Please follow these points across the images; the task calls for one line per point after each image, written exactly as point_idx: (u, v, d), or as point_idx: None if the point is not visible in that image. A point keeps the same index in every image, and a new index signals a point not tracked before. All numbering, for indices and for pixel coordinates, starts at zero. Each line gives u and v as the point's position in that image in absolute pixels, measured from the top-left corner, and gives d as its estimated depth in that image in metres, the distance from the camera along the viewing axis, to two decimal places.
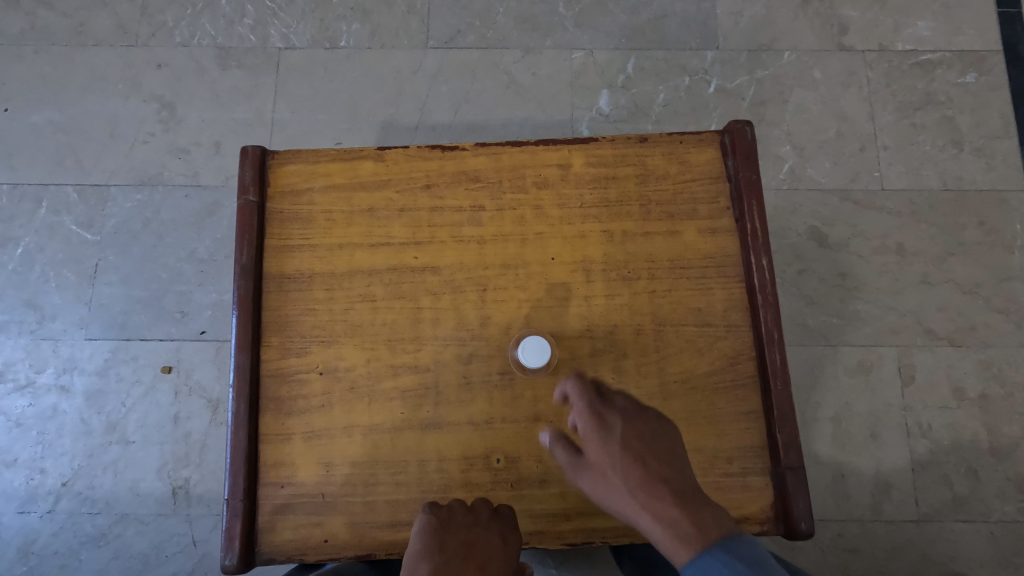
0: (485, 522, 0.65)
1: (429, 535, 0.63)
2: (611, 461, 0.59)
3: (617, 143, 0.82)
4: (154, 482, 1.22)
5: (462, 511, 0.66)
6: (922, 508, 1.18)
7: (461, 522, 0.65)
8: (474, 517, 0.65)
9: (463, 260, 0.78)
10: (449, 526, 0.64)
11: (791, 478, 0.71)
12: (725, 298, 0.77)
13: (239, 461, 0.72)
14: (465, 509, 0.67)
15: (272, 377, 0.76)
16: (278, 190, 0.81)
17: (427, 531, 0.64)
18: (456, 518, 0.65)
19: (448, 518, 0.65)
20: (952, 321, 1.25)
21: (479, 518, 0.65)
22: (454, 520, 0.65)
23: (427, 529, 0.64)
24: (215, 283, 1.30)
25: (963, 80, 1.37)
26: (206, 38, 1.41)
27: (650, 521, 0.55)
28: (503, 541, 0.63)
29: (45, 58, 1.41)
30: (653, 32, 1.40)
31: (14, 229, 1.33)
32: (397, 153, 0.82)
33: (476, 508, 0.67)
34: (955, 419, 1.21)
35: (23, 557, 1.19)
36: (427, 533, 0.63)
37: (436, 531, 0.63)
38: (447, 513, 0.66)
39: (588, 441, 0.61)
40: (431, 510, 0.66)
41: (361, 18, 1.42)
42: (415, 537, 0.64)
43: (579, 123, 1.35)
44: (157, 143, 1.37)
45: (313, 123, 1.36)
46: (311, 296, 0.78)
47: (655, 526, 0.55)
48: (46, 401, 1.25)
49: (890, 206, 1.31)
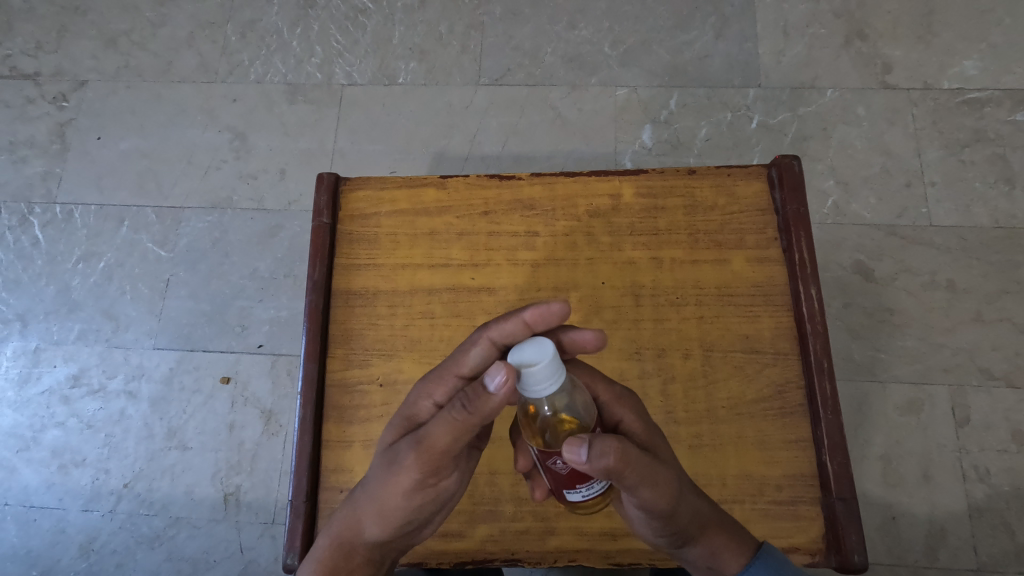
0: (504, 373, 0.50)
1: (414, 419, 0.63)
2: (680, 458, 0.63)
3: (667, 175, 0.86)
4: (208, 488, 1.27)
5: (475, 357, 0.61)
6: (980, 557, 1.12)
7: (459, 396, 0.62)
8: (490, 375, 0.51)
9: (517, 282, 0.83)
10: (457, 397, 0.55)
11: (842, 508, 0.71)
12: (773, 326, 0.79)
13: (303, 466, 0.76)
14: (483, 358, 0.61)
15: (336, 386, 0.81)
16: (348, 214, 0.88)
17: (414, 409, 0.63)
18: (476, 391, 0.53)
19: (440, 375, 0.62)
20: (1009, 360, 1.21)
21: (503, 378, 0.51)
22: (472, 406, 0.53)
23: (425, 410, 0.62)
24: (273, 299, 1.38)
25: (1013, 118, 1.36)
26: (278, 75, 1.54)
27: (713, 533, 0.61)
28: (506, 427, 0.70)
29: (135, 93, 1.56)
30: (696, 70, 1.45)
31: (98, 245, 1.45)
32: (458, 181, 0.88)
33: (496, 352, 0.61)
34: (1015, 464, 1.16)
35: (84, 554, 1.26)
36: (447, 434, 0.56)
37: (449, 434, 0.55)
38: (447, 363, 0.63)
39: (654, 433, 0.63)
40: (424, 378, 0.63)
41: (418, 58, 1.52)
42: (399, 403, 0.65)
43: (623, 156, 1.40)
44: (229, 170, 1.48)
45: (371, 153, 1.45)
46: (375, 311, 0.83)
47: (718, 535, 0.61)
48: (115, 405, 1.34)
49: (939, 242, 1.30)
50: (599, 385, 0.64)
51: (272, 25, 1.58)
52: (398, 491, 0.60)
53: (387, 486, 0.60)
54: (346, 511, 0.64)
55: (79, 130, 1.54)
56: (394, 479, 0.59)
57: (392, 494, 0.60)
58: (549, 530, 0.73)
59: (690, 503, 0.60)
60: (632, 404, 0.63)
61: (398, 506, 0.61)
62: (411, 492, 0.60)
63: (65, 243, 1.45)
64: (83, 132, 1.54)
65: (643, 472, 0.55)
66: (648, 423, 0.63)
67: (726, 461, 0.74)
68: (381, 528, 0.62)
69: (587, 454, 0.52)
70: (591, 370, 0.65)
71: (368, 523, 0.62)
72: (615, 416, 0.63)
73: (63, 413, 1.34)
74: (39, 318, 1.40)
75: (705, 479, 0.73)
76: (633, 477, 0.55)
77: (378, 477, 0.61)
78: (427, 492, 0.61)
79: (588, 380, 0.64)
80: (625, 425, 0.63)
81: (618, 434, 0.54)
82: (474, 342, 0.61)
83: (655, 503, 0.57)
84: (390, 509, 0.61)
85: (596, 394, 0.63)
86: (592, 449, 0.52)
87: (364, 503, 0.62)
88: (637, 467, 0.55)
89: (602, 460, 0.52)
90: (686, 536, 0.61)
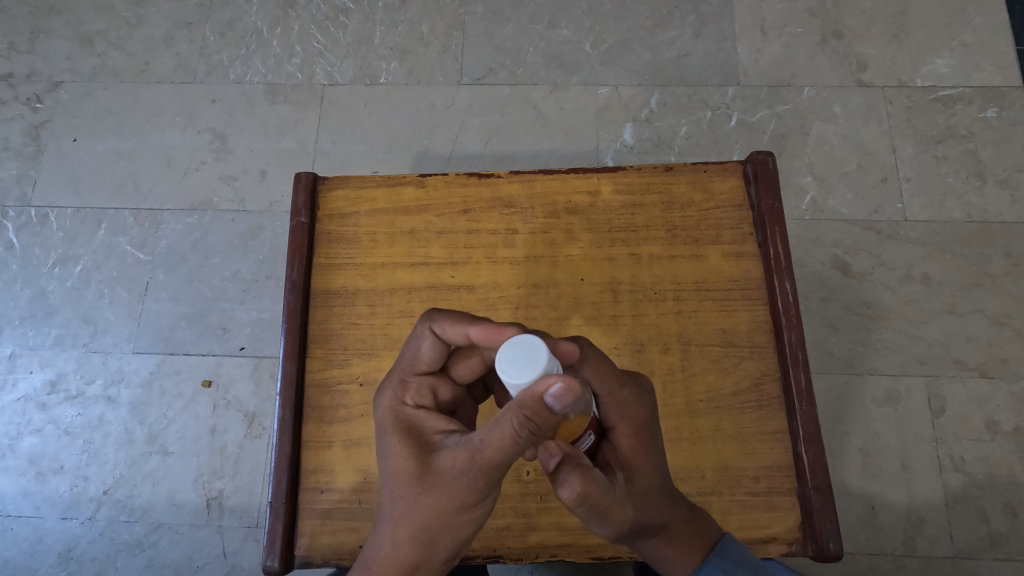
0: (571, 386, 0.50)
1: (420, 432, 0.60)
2: (661, 475, 0.63)
3: (644, 172, 0.87)
4: (190, 493, 1.26)
5: (429, 352, 0.65)
6: (957, 544, 1.15)
7: (430, 390, 0.64)
8: (561, 395, 0.50)
9: (497, 279, 0.83)
10: (505, 411, 0.51)
11: (817, 499, 0.72)
12: (750, 320, 0.80)
13: (283, 467, 0.76)
14: (436, 348, 0.65)
15: (315, 387, 0.80)
16: (326, 213, 0.88)
17: (401, 420, 0.61)
18: (539, 411, 0.50)
19: (401, 379, 0.64)
20: (982, 351, 1.24)
21: (572, 396, 0.50)
22: (538, 429, 0.51)
23: (414, 418, 0.62)
24: (256, 302, 1.37)
25: (984, 115, 1.39)
26: (258, 75, 1.52)
27: (660, 544, 0.65)
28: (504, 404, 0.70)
29: (112, 93, 1.54)
30: (676, 69, 1.46)
31: (75, 249, 1.42)
32: (437, 180, 0.88)
33: (444, 341, 0.65)
34: (989, 453, 1.19)
35: (63, 563, 1.24)
36: (503, 449, 0.53)
37: (506, 447, 0.52)
38: (398, 367, 0.65)
39: (644, 447, 0.63)
40: (382, 387, 0.64)
41: (400, 57, 1.52)
42: (379, 423, 0.62)
43: (605, 154, 1.41)
44: (208, 171, 1.47)
45: (352, 153, 1.45)
46: (354, 310, 0.83)
47: (664, 548, 0.65)
48: (94, 411, 1.31)
49: (914, 236, 1.32)
50: (604, 385, 0.63)
51: (251, 25, 1.56)
52: (455, 508, 0.57)
53: (442, 508, 0.57)
54: (393, 554, 0.58)
55: (55, 131, 1.52)
56: (446, 498, 0.56)
57: (450, 513, 0.57)
58: (531, 526, 0.74)
59: (646, 519, 0.62)
60: (630, 413, 0.63)
61: (456, 526, 0.58)
62: (467, 508, 0.57)
63: (41, 247, 1.43)
64: (59, 133, 1.51)
65: (595, 511, 0.58)
66: (638, 442, 0.63)
67: (705, 453, 0.75)
68: (442, 550, 0.58)
69: (554, 470, 0.56)
70: (605, 365, 0.64)
71: (433, 552, 0.58)
72: (608, 422, 0.63)
73: (40, 420, 1.32)
74: (14, 324, 1.38)
75: (684, 471, 0.75)
76: (584, 512, 0.58)
77: (425, 505, 0.57)
78: (484, 505, 0.58)
79: (597, 378, 0.63)
80: (616, 432, 0.63)
81: (586, 468, 0.57)
82: (421, 337, 0.65)
83: (603, 530, 0.61)
84: (452, 531, 0.57)
85: (599, 392, 0.64)
86: (558, 470, 0.56)
87: (420, 536, 0.57)
88: (592, 504, 0.58)
89: (560, 489, 0.56)
90: (640, 541, 0.64)
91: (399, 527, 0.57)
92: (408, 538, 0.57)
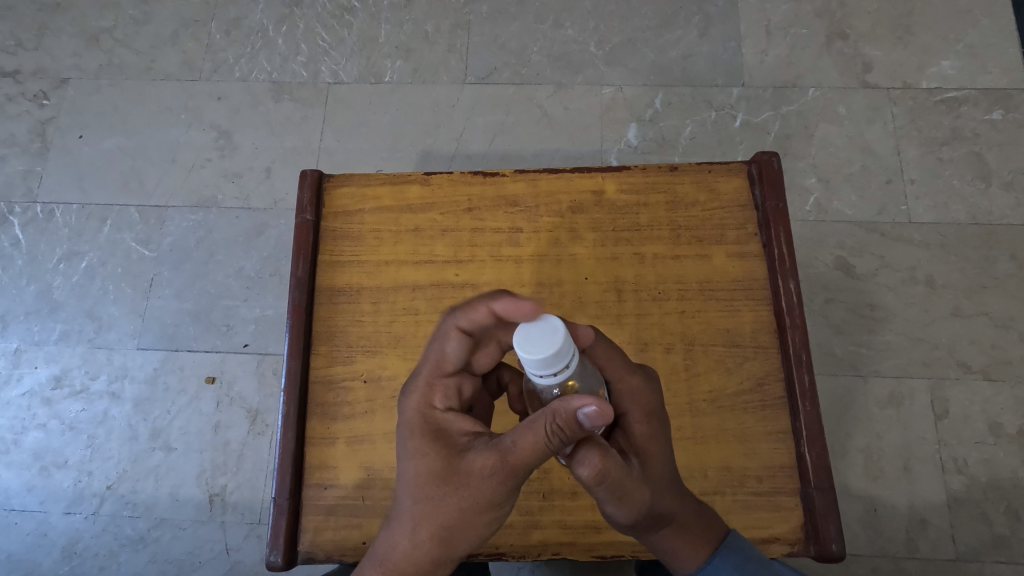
0: (605, 411, 0.51)
1: (446, 434, 0.60)
2: (670, 463, 0.64)
3: (648, 171, 0.87)
4: (193, 488, 1.26)
5: (454, 352, 0.63)
6: (959, 546, 1.15)
7: (455, 391, 0.63)
8: (593, 416, 0.51)
9: (500, 278, 0.83)
10: (539, 416, 0.52)
11: (819, 499, 0.72)
12: (753, 320, 0.80)
13: (286, 463, 0.77)
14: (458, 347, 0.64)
15: (321, 383, 0.81)
16: (332, 211, 0.88)
17: (428, 422, 0.60)
18: (570, 424, 0.51)
19: (426, 381, 0.62)
20: (986, 354, 1.24)
21: (602, 418, 0.51)
22: (569, 438, 0.52)
23: (441, 420, 0.61)
24: (260, 299, 1.37)
25: (990, 117, 1.39)
26: (263, 73, 1.53)
27: (671, 534, 0.64)
28: (517, 405, 0.70)
29: (119, 90, 1.54)
30: (680, 70, 1.46)
31: (80, 245, 1.43)
32: (442, 178, 0.88)
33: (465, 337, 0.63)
34: (992, 455, 1.19)
35: (66, 557, 1.25)
36: (534, 454, 0.54)
37: (535, 452, 0.54)
38: (422, 369, 0.63)
39: (654, 433, 0.63)
40: (407, 388, 0.63)
41: (404, 56, 1.52)
42: (405, 423, 0.61)
43: (608, 154, 1.41)
44: (213, 169, 1.47)
45: (357, 152, 1.45)
46: (358, 307, 0.83)
47: (676, 538, 0.64)
48: (98, 407, 1.32)
49: (918, 238, 1.32)
50: (615, 372, 0.64)
51: (256, 23, 1.57)
52: (480, 509, 0.58)
53: (469, 508, 0.57)
54: (413, 553, 0.58)
55: (61, 127, 1.52)
56: (473, 499, 0.57)
57: (475, 514, 0.58)
58: (533, 524, 0.74)
59: (658, 507, 0.62)
60: (642, 399, 0.63)
61: (480, 525, 0.59)
62: (490, 509, 0.58)
63: (47, 242, 1.44)
64: (65, 130, 1.52)
65: (614, 491, 0.58)
66: (650, 427, 0.63)
67: (708, 451, 0.75)
68: (463, 549, 0.59)
69: (571, 452, 0.56)
70: (616, 353, 0.64)
71: (452, 552, 0.59)
72: (620, 408, 0.63)
73: (44, 415, 1.32)
74: (20, 319, 1.38)
75: (687, 470, 0.75)
76: (602, 492, 0.58)
77: (451, 507, 0.57)
78: (506, 507, 0.59)
79: (608, 364, 0.64)
80: (627, 418, 0.63)
81: (605, 447, 0.56)
82: (446, 335, 0.63)
83: (617, 514, 0.61)
84: (472, 531, 0.58)
85: (610, 378, 0.64)
86: (575, 451, 0.55)
87: (443, 536, 0.58)
88: (610, 484, 0.57)
89: (579, 467, 0.55)
90: (651, 531, 0.64)
91: (421, 526, 0.58)
92: (430, 538, 0.58)
